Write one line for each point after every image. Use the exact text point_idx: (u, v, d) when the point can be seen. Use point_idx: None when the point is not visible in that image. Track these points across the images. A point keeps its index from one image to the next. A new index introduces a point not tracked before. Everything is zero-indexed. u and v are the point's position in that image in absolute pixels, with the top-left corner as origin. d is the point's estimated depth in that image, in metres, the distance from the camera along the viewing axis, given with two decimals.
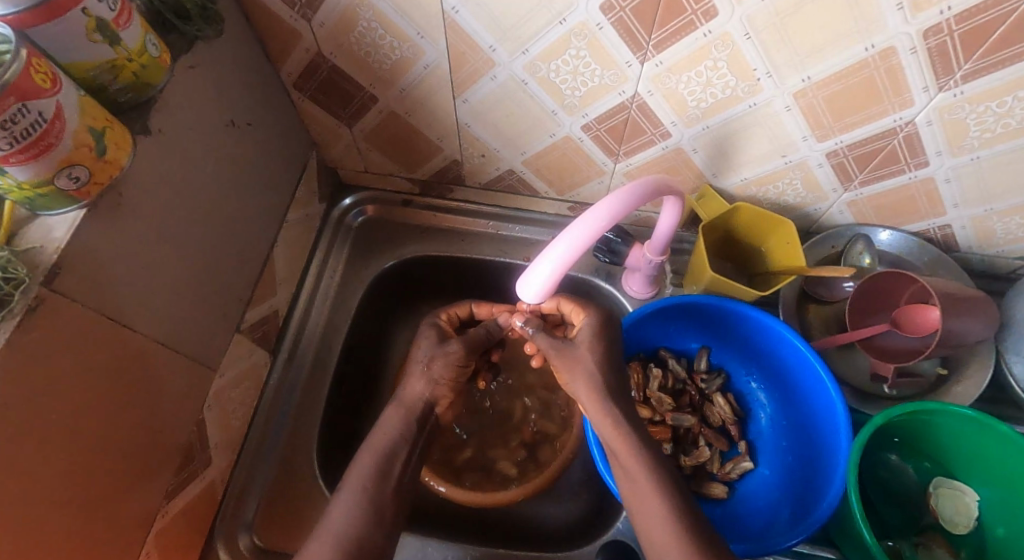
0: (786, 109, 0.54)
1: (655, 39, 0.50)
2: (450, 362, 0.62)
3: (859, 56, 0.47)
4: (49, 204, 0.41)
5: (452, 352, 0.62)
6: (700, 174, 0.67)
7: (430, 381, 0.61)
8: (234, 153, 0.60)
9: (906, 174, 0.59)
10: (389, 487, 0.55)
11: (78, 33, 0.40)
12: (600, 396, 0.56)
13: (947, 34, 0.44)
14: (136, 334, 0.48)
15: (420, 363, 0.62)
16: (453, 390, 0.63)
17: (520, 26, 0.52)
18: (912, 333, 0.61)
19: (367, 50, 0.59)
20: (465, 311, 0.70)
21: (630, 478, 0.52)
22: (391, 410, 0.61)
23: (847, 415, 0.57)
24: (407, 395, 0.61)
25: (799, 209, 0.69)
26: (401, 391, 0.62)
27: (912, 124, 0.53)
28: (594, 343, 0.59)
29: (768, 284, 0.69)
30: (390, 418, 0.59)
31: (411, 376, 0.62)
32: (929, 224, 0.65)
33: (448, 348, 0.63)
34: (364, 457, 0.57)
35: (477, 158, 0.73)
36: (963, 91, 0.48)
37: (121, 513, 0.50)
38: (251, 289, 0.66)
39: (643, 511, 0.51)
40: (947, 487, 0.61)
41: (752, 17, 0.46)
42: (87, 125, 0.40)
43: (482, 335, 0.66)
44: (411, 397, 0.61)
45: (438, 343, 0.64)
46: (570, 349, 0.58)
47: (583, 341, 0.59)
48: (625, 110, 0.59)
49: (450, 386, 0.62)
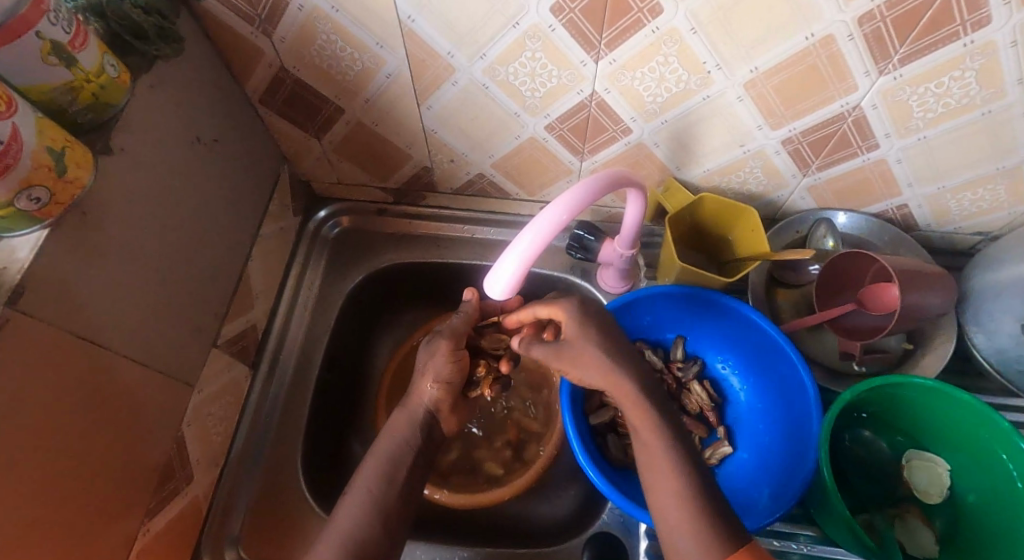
0: (738, 100, 0.56)
1: (606, 38, 0.51)
2: (441, 360, 0.62)
3: (801, 45, 0.49)
4: (10, 225, 0.41)
5: (440, 350, 0.62)
6: (664, 168, 0.68)
7: (434, 386, 0.61)
8: (202, 169, 0.60)
9: (859, 157, 0.61)
10: (396, 491, 0.55)
11: (32, 56, 0.40)
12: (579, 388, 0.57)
13: (880, 20, 0.46)
14: (107, 352, 0.49)
15: (420, 370, 0.63)
16: (451, 392, 0.63)
17: (475, 31, 0.53)
18: (874, 310, 0.63)
19: (328, 62, 0.60)
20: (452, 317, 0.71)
21: None
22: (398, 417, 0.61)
23: (817, 394, 0.59)
24: (413, 401, 0.62)
25: (762, 197, 0.71)
26: (409, 396, 0.63)
27: (859, 108, 0.55)
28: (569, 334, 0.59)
29: (736, 271, 0.71)
30: (401, 425, 0.60)
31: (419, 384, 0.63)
32: (887, 205, 0.67)
33: (435, 346, 0.63)
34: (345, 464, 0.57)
35: (446, 163, 0.74)
36: (902, 73, 0.50)
37: (100, 531, 0.49)
38: (226, 304, 0.66)
39: (661, 498, 0.50)
40: (919, 458, 0.63)
41: (695, 12, 0.48)
42: (46, 146, 0.41)
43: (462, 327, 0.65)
44: (418, 403, 0.61)
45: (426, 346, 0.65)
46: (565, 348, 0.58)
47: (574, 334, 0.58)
48: (585, 108, 0.61)
49: (449, 388, 0.62)
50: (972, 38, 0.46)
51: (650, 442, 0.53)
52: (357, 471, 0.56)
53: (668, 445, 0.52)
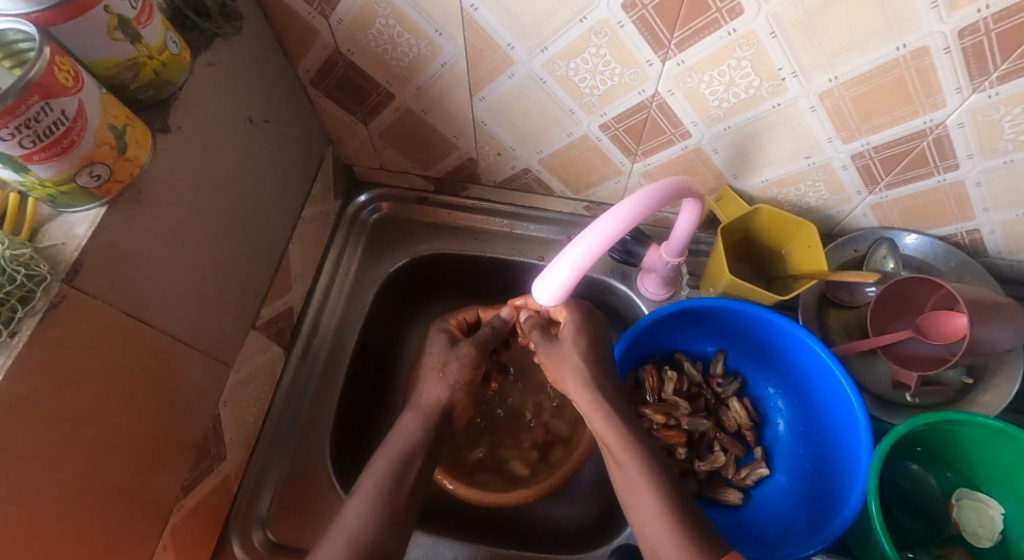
0: (811, 110, 0.53)
1: (678, 38, 0.49)
2: (463, 364, 0.62)
3: (890, 56, 0.46)
4: (70, 201, 0.41)
5: (464, 355, 0.62)
6: (719, 176, 0.66)
7: (452, 388, 0.61)
8: (251, 149, 0.60)
9: (934, 177, 0.57)
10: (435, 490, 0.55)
11: (99, 30, 0.40)
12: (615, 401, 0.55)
13: (984, 33, 0.42)
14: (154, 330, 0.49)
15: (433, 367, 0.62)
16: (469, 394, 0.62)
17: (539, 24, 0.51)
18: (935, 339, 0.59)
19: (385, 47, 0.59)
20: (472, 314, 0.70)
21: (638, 486, 0.51)
22: (408, 415, 0.60)
23: (868, 425, 0.56)
24: (425, 400, 0.61)
25: (821, 211, 0.67)
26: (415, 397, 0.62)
27: (943, 126, 0.51)
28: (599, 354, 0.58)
29: (788, 288, 0.68)
30: (408, 423, 0.59)
31: (428, 381, 0.62)
32: (956, 228, 0.63)
33: (460, 351, 0.63)
34: (377, 457, 0.57)
35: (493, 156, 0.73)
36: (998, 92, 0.47)
37: (138, 505, 0.50)
38: (267, 285, 0.66)
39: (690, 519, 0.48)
40: (971, 498, 0.60)
41: (779, 15, 0.45)
42: (109, 123, 0.40)
43: (489, 332, 0.65)
44: (427, 402, 0.60)
45: (453, 347, 0.64)
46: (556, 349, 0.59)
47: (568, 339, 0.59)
48: (645, 109, 0.58)
49: (466, 391, 0.62)
50: None
51: None
52: (369, 469, 0.56)
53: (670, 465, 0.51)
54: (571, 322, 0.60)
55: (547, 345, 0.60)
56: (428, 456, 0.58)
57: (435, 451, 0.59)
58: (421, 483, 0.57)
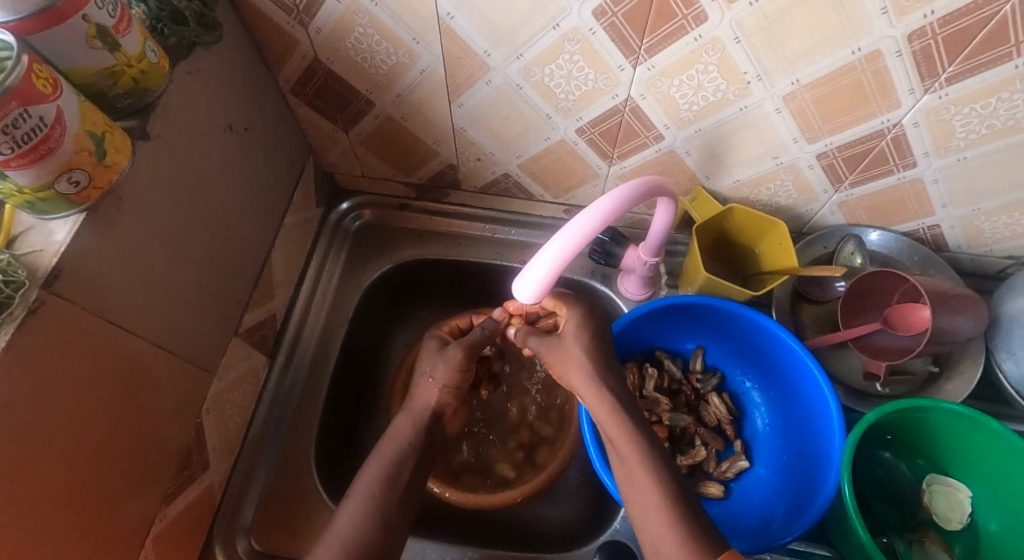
0: (776, 112, 0.55)
1: (647, 44, 0.51)
2: (451, 367, 0.61)
3: (846, 59, 0.48)
4: (48, 208, 0.41)
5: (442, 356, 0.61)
6: (693, 177, 0.68)
7: (442, 391, 0.61)
8: (232, 157, 0.60)
9: (895, 175, 0.60)
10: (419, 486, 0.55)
11: (78, 39, 0.40)
12: (588, 391, 0.56)
13: (931, 37, 0.45)
14: (134, 338, 0.49)
15: (425, 374, 0.63)
16: (457, 396, 0.63)
17: (514, 31, 0.52)
18: (903, 332, 0.62)
19: (363, 56, 0.60)
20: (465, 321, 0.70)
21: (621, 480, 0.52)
22: (399, 418, 0.61)
23: (841, 414, 0.58)
24: (416, 402, 0.62)
25: (791, 210, 0.70)
26: (410, 400, 0.63)
27: (900, 126, 0.54)
28: (578, 340, 0.59)
29: (762, 284, 0.70)
30: (401, 425, 0.60)
31: (420, 385, 0.63)
32: (918, 224, 0.66)
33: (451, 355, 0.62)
34: (367, 464, 0.57)
35: (473, 162, 0.74)
36: (948, 93, 0.49)
37: (118, 515, 0.50)
38: (249, 292, 0.66)
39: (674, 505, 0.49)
40: (940, 484, 0.62)
41: (741, 22, 0.47)
42: (87, 130, 0.40)
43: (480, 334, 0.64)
44: (420, 403, 0.61)
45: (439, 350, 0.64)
46: (558, 343, 0.59)
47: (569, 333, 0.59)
48: (619, 113, 0.60)
49: (455, 394, 0.62)
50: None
51: (672, 454, 0.52)
52: (364, 475, 0.56)
53: (658, 458, 0.51)
54: None
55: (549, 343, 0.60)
56: (422, 456, 0.59)
57: (429, 455, 0.60)
58: (416, 485, 0.58)
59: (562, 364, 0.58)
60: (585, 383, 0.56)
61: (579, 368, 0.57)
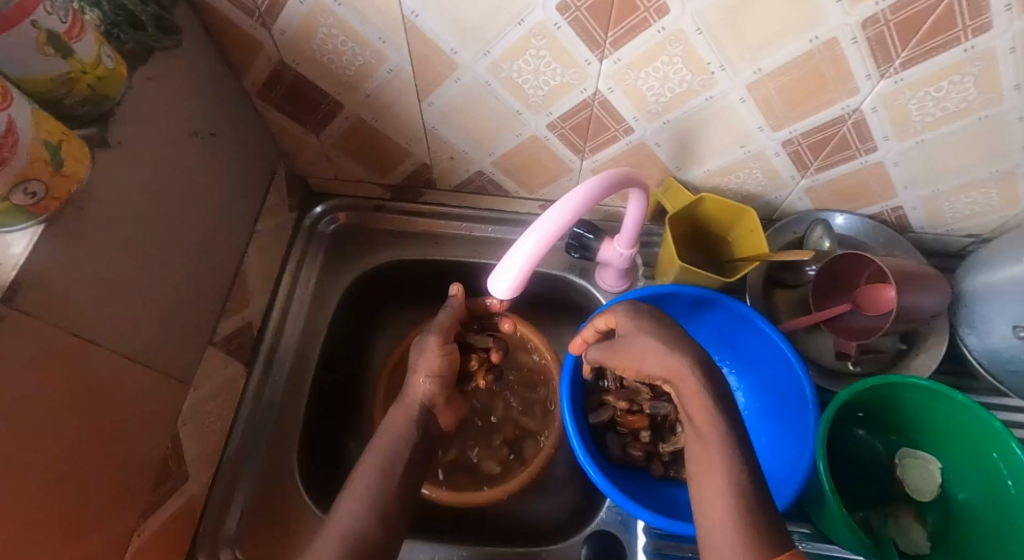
0: (741, 101, 0.56)
1: (612, 37, 0.51)
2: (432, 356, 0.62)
3: (805, 48, 0.49)
4: (4, 221, 0.40)
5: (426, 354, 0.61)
6: (664, 168, 0.69)
7: (424, 388, 0.61)
8: (198, 164, 0.59)
9: (858, 160, 0.61)
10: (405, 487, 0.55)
11: (28, 46, 0.39)
12: (669, 371, 0.52)
13: (884, 23, 0.46)
14: (104, 351, 0.48)
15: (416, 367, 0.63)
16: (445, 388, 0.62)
17: (479, 28, 0.53)
18: (871, 312, 0.63)
19: (329, 57, 0.59)
20: None
21: None
22: (393, 413, 0.61)
23: (814, 394, 0.59)
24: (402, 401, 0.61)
25: (761, 198, 0.71)
26: (404, 394, 0.63)
27: (859, 111, 0.55)
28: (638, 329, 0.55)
29: (735, 271, 0.71)
30: (395, 420, 0.60)
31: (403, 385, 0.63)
32: (882, 207, 0.68)
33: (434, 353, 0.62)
34: (364, 464, 0.57)
35: (446, 160, 0.74)
36: (902, 78, 0.51)
37: (94, 531, 0.49)
38: (223, 300, 0.65)
39: None
40: (912, 457, 0.64)
41: (702, 13, 0.48)
42: (42, 139, 0.39)
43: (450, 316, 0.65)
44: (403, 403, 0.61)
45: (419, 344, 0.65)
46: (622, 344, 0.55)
47: (628, 328, 0.56)
48: (588, 107, 0.61)
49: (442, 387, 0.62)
50: (973, 44, 0.47)
51: None
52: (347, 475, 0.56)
53: None
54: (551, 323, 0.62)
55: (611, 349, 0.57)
56: (417, 450, 0.59)
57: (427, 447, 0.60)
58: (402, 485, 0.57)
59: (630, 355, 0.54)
60: (663, 362, 0.52)
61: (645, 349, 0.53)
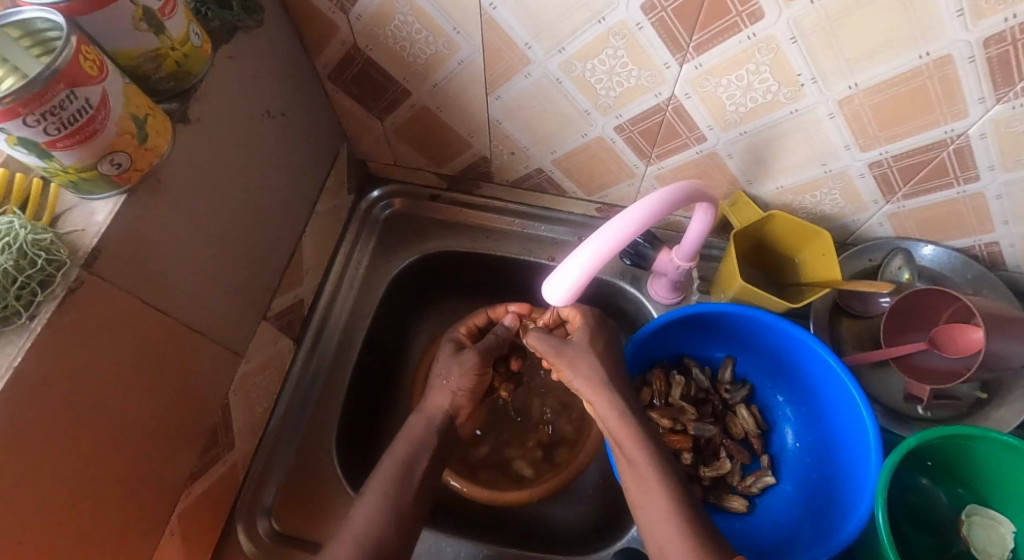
0: (830, 116, 0.52)
1: (696, 41, 0.49)
2: (465, 371, 0.64)
3: (912, 64, 0.45)
4: (91, 188, 0.41)
5: (465, 362, 0.65)
6: (733, 181, 0.65)
7: None
8: (268, 143, 0.61)
9: (954, 188, 0.56)
10: None
11: (124, 21, 0.40)
12: (595, 395, 0.59)
13: (1010, 43, 0.42)
14: (169, 319, 0.49)
15: (440, 376, 0.65)
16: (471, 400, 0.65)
17: (557, 24, 0.51)
18: (952, 353, 0.59)
19: (402, 44, 0.59)
20: (481, 318, 0.69)
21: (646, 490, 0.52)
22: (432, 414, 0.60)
23: (879, 437, 0.55)
24: (429, 406, 0.64)
25: (836, 220, 0.67)
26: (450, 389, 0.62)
27: (965, 136, 0.50)
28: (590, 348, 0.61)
29: (800, 296, 0.67)
30: None
31: (433, 389, 0.65)
32: (975, 241, 0.63)
33: (464, 359, 0.65)
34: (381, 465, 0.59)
35: (506, 155, 0.73)
36: (1023, 103, 0.46)
37: (147, 490, 0.51)
38: (280, 277, 0.67)
39: None
40: (981, 515, 0.59)
41: (799, 20, 0.44)
42: (131, 112, 0.41)
43: (492, 341, 0.67)
44: (432, 408, 0.63)
45: (455, 354, 0.67)
46: (570, 347, 0.61)
47: (582, 339, 0.62)
48: (661, 112, 0.58)
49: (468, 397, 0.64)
50: None
51: None
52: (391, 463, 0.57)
53: None
54: (588, 328, 0.63)
55: (558, 346, 0.62)
56: (434, 455, 0.61)
57: (443, 450, 0.63)
58: None
59: (570, 367, 0.60)
60: (593, 392, 0.59)
61: (587, 372, 0.60)
